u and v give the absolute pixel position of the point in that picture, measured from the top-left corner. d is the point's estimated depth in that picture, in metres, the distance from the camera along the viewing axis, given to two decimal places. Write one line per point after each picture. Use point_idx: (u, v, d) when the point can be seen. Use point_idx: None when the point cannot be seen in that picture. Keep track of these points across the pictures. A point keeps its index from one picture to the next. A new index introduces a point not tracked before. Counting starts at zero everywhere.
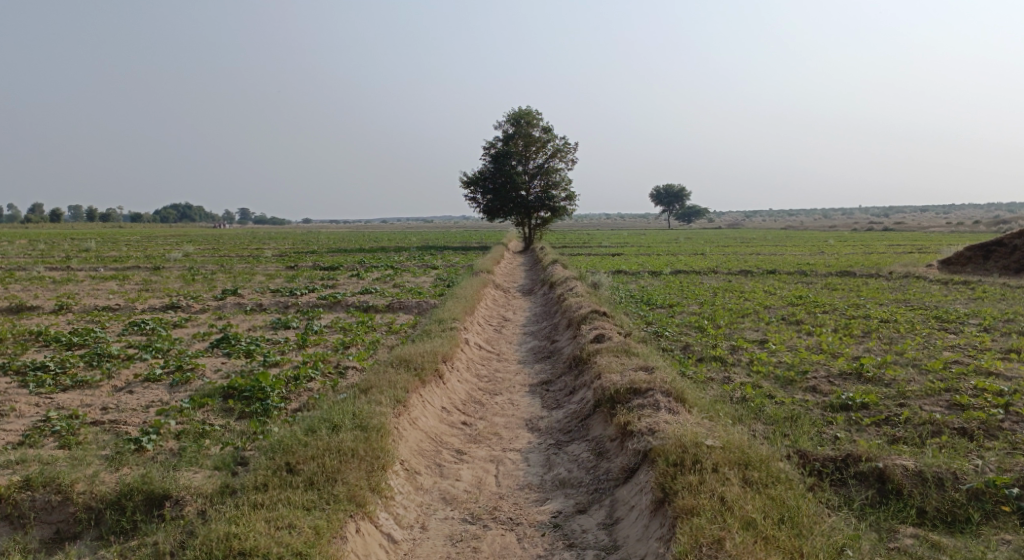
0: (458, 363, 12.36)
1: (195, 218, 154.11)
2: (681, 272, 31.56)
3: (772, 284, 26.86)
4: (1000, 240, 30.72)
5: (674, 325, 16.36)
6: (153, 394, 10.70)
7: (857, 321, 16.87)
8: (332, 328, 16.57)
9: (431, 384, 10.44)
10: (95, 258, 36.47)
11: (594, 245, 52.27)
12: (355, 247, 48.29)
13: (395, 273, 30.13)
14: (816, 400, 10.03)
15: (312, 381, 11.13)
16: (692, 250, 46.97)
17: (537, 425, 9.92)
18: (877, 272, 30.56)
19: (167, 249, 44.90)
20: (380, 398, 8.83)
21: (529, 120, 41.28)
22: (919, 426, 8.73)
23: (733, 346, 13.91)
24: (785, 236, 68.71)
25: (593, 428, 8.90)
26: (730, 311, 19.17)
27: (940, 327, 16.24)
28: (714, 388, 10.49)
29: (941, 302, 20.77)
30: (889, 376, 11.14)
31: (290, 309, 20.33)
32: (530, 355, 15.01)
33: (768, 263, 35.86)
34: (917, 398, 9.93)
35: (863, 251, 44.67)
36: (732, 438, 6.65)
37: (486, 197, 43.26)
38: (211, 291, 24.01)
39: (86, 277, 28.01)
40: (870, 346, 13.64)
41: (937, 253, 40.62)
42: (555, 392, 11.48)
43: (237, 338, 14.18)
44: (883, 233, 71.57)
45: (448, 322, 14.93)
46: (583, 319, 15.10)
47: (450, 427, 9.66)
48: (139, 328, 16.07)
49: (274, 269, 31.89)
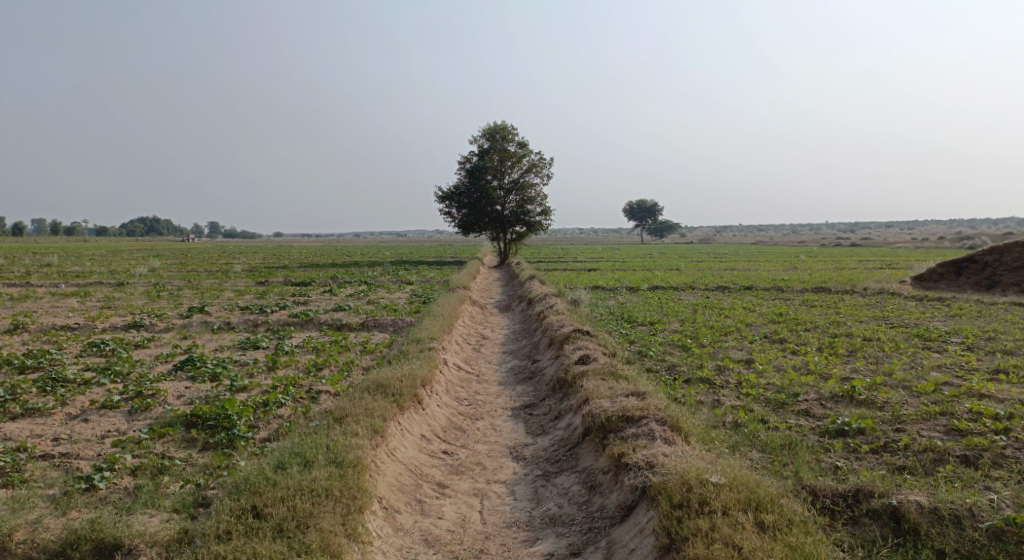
0: (437, 387, 11.78)
1: (162, 232, 151.14)
2: (658, 288, 31.36)
3: (750, 300, 26.67)
4: (971, 257, 31.02)
5: (657, 345, 15.96)
6: (109, 423, 9.95)
7: (841, 340, 16.62)
8: (304, 349, 15.87)
9: (409, 411, 9.87)
10: (57, 274, 35.16)
11: (569, 261, 51.90)
12: (328, 262, 47.47)
13: (369, 289, 29.42)
14: (810, 425, 9.68)
15: (282, 407, 10.47)
16: (668, 266, 46.86)
17: (522, 454, 9.40)
18: (852, 288, 30.62)
19: (133, 264, 43.61)
20: (356, 428, 8.24)
21: (504, 134, 40.96)
22: (919, 454, 8.41)
23: (719, 366, 13.52)
24: (758, 251, 69.28)
25: (583, 458, 8.41)
26: (712, 328, 18.86)
27: (923, 346, 16.03)
28: (704, 412, 10.08)
29: (920, 320, 20.68)
30: (882, 399, 10.84)
31: (260, 328, 19.56)
32: (510, 376, 14.48)
33: (744, 279, 35.81)
34: (913, 423, 9.63)
35: (835, 267, 45.00)
36: (739, 478, 6.28)
37: (461, 211, 42.76)
38: (177, 308, 23.10)
39: (45, 294, 26.87)
40: (857, 366, 13.36)
41: (909, 269, 40.96)
42: (540, 417, 10.97)
43: (202, 360, 13.44)
44: (852, 249, 72.61)
45: (425, 342, 14.33)
46: (566, 339, 14.61)
47: (430, 457, 9.10)
48: (98, 349, 15.23)
49: (244, 285, 30.94)
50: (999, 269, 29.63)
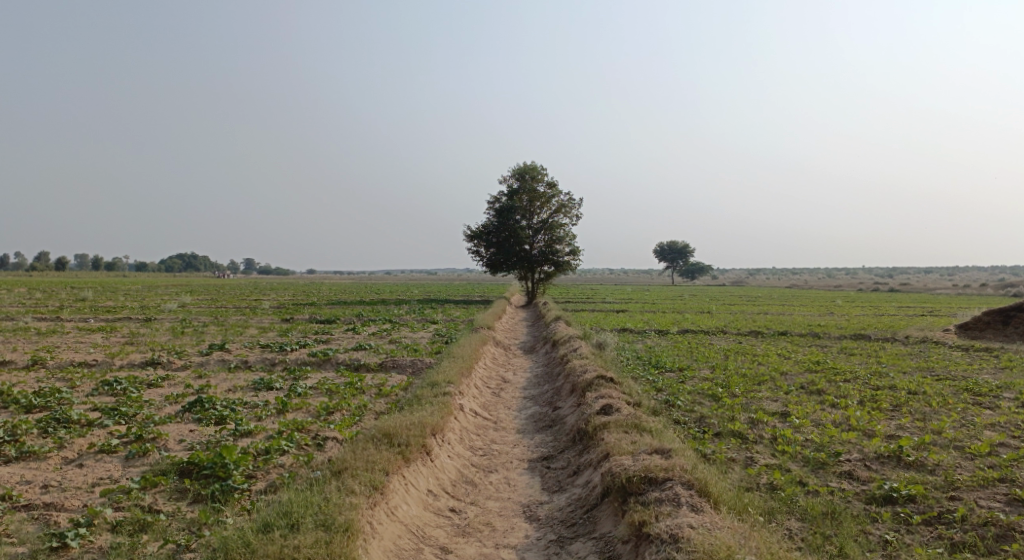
0: (450, 435, 11.12)
1: (199, 267, 153.73)
2: (688, 332, 30.46)
3: (785, 347, 25.59)
4: (1020, 306, 29.55)
5: (685, 394, 15.10)
6: (103, 470, 9.48)
7: (884, 393, 15.56)
8: (318, 390, 15.32)
9: (416, 463, 9.24)
10: (89, 309, 35.34)
11: (597, 301, 51.05)
12: (355, 300, 47.28)
13: (392, 329, 29.00)
14: (853, 490, 8.80)
15: (284, 455, 9.88)
16: (699, 309, 45.79)
17: (536, 512, 8.67)
18: (892, 336, 29.28)
19: (163, 299, 43.79)
20: (353, 485, 7.67)
21: (533, 174, 40.73)
22: (979, 528, 7.52)
23: (752, 419, 12.58)
24: (792, 296, 67.55)
25: (601, 523, 7.68)
26: (745, 377, 17.92)
27: (974, 402, 14.92)
28: (736, 472, 9.27)
29: (968, 372, 19.48)
30: (933, 461, 9.89)
31: (277, 368, 19.10)
32: (530, 424, 13.73)
33: (778, 324, 34.62)
34: (969, 491, 8.69)
35: (874, 313, 43.52)
36: None
37: (489, 250, 42.43)
38: (198, 345, 22.81)
39: (72, 329, 26.82)
40: (903, 423, 12.34)
41: (952, 317, 39.31)
42: (557, 472, 10.22)
43: (211, 401, 12.93)
44: (890, 294, 70.51)
45: (441, 385, 13.68)
46: (588, 386, 13.85)
47: (436, 516, 8.43)
48: (109, 388, 14.88)
49: (268, 322, 30.69)
50: None
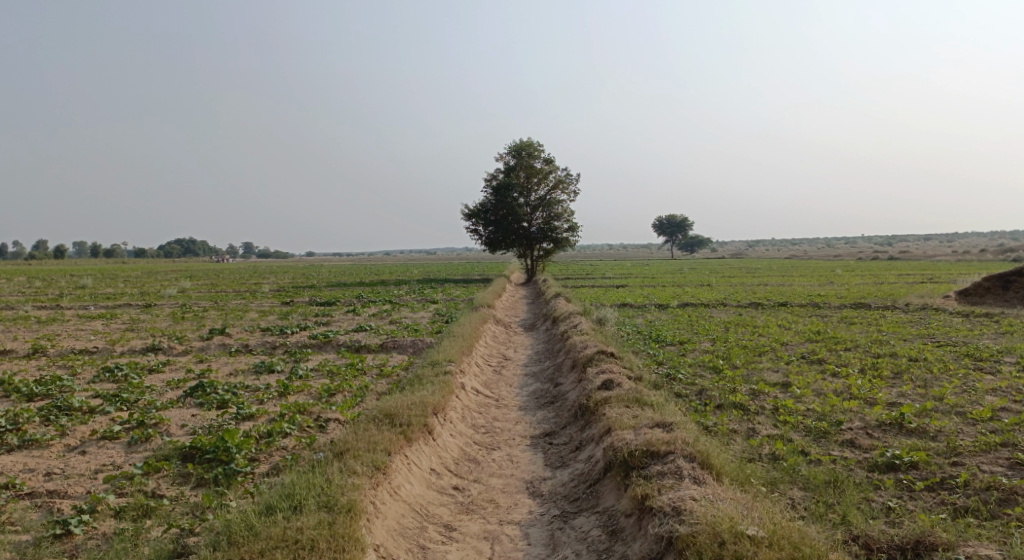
0: (451, 414, 11.11)
1: (198, 252, 153.62)
2: (688, 305, 30.46)
3: (785, 317, 25.60)
4: (1020, 271, 29.51)
5: (687, 367, 15.09)
6: (106, 456, 9.48)
7: (885, 361, 15.56)
8: (319, 372, 15.30)
9: (418, 442, 9.23)
10: (88, 296, 35.29)
11: (597, 277, 51.02)
12: (355, 281, 47.25)
13: (393, 309, 28.98)
14: (855, 458, 8.81)
15: (287, 437, 9.88)
16: (698, 282, 45.76)
17: (539, 488, 8.69)
18: (892, 304, 29.28)
19: (163, 285, 43.71)
20: (355, 465, 7.68)
21: (530, 151, 40.44)
22: (982, 493, 7.53)
23: (753, 391, 12.59)
24: (792, 266, 67.51)
25: (604, 497, 7.68)
26: (746, 348, 17.93)
27: (976, 367, 14.92)
28: (738, 443, 9.27)
29: (968, 338, 19.50)
30: (935, 428, 9.89)
31: (278, 350, 19.11)
32: (531, 401, 13.73)
33: (778, 295, 34.62)
34: (972, 456, 8.69)
35: (874, 281, 43.51)
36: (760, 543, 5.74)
37: (487, 228, 42.30)
38: (198, 330, 22.78)
39: (72, 317, 26.79)
40: (904, 390, 12.35)
41: (952, 283, 39.31)
42: (559, 448, 10.23)
43: (212, 385, 12.92)
44: (890, 262, 70.45)
45: (442, 364, 13.66)
46: (589, 361, 13.83)
47: (439, 494, 8.45)
48: (110, 375, 14.86)
49: (268, 306, 30.65)
50: None
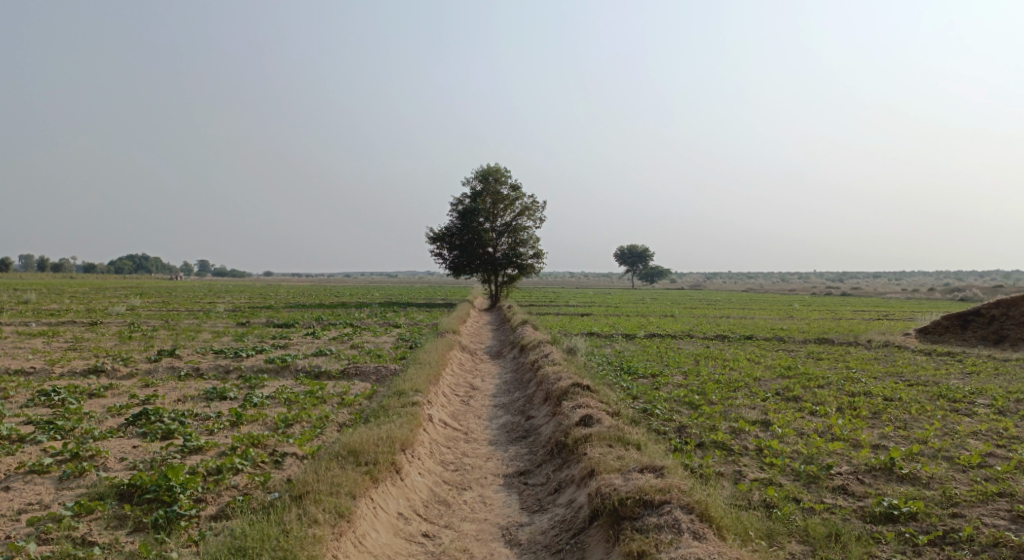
0: (419, 450, 10.35)
1: (150, 269, 149.08)
2: (655, 336, 30.16)
3: (754, 351, 25.41)
4: (978, 310, 30.01)
5: (662, 401, 14.57)
6: (32, 494, 8.47)
7: (861, 400, 15.28)
8: (275, 400, 14.29)
9: (385, 483, 8.46)
10: (28, 312, 33.29)
11: (562, 304, 50.69)
12: (315, 302, 45.94)
13: (354, 333, 27.95)
14: (850, 506, 8.34)
15: (238, 474, 8.97)
16: (662, 312, 45.69)
17: (516, 536, 7.96)
18: (855, 340, 29.43)
19: (112, 302, 41.59)
20: (316, 513, 6.92)
21: (497, 176, 40.02)
22: (990, 550, 7.12)
23: (733, 429, 12.11)
24: (750, 299, 68.36)
25: (591, 550, 7.06)
26: (720, 383, 17.48)
27: (951, 408, 14.74)
28: (727, 488, 8.73)
29: (936, 377, 19.45)
30: (926, 474, 9.50)
31: (232, 375, 18.00)
32: (502, 435, 13.01)
33: (743, 328, 34.61)
34: (970, 507, 8.29)
35: (834, 317, 44.06)
36: None
37: (452, 252, 41.60)
38: (146, 351, 21.41)
39: (9, 334, 25.04)
40: (886, 432, 12.01)
41: (909, 321, 40.00)
42: (536, 489, 9.54)
43: (158, 413, 11.86)
44: (844, 299, 72.03)
45: (408, 395, 12.87)
46: (563, 395, 13.20)
47: (407, 543, 7.70)
48: (45, 399, 13.66)
49: (222, 327, 29.27)
50: (1006, 323, 28.59)
